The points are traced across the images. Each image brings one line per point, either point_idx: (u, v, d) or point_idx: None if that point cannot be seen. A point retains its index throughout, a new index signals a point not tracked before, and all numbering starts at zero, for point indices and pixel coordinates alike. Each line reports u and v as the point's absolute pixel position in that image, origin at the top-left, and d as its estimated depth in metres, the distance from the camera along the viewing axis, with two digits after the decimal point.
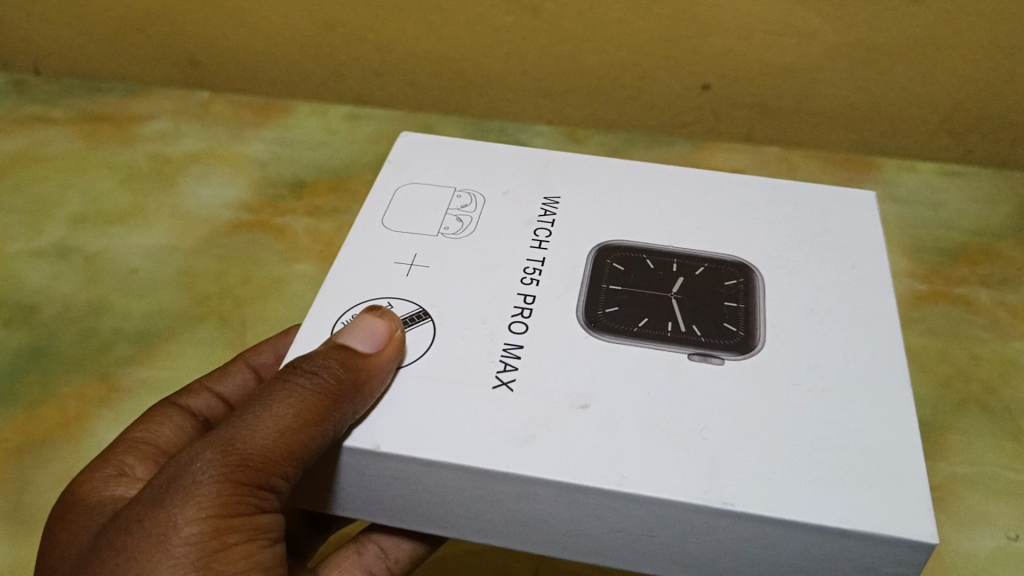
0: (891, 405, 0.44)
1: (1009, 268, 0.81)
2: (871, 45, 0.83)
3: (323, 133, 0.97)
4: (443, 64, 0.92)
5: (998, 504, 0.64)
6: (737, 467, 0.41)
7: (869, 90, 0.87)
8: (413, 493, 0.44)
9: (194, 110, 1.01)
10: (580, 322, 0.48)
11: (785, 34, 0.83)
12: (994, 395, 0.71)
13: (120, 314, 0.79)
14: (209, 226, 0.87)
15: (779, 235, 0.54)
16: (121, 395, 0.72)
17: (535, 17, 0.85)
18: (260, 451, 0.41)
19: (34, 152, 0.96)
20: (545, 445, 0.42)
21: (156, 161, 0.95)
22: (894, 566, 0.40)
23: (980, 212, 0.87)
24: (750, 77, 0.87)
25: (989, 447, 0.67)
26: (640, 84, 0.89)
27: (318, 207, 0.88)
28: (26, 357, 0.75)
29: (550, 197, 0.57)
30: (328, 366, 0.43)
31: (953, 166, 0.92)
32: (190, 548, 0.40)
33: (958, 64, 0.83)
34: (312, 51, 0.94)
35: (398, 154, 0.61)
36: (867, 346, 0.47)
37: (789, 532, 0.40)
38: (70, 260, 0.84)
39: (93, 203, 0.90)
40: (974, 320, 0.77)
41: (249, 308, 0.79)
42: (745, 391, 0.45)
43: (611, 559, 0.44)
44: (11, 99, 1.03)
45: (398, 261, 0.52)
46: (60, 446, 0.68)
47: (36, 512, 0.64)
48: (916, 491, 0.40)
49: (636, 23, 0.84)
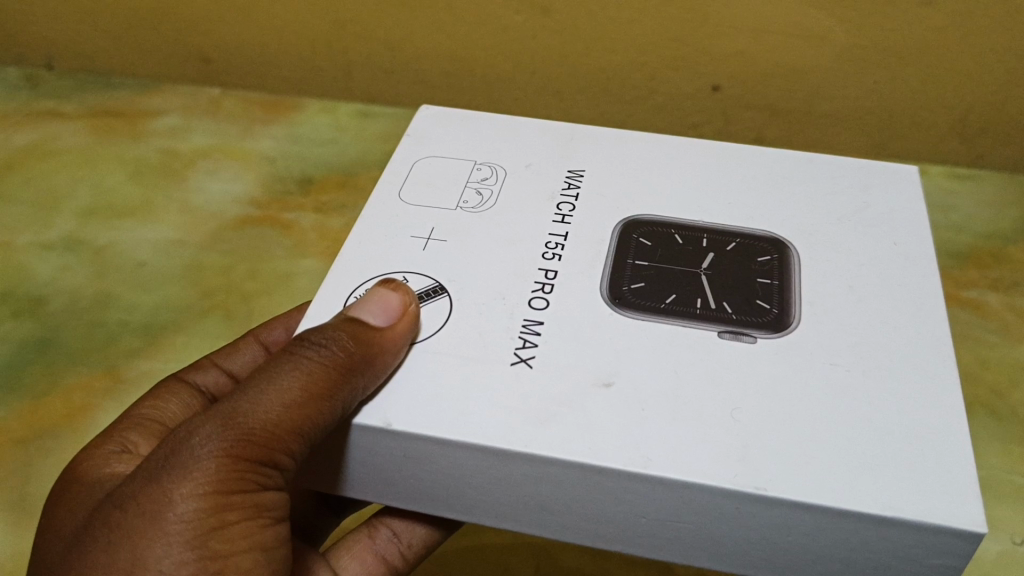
0: (937, 385, 0.42)
1: (1020, 272, 0.77)
2: (886, 49, 0.79)
3: (332, 131, 0.94)
4: (443, 61, 0.89)
5: (1007, 510, 0.62)
6: (772, 451, 0.39)
7: (883, 96, 0.83)
8: (428, 473, 0.42)
9: (205, 106, 0.98)
10: (604, 299, 0.46)
11: (795, 35, 0.79)
12: (1002, 398, 0.68)
13: (128, 308, 0.77)
14: (217, 222, 0.85)
15: (816, 210, 0.51)
16: (126, 388, 0.70)
17: (544, 16, 0.82)
18: (263, 426, 0.39)
19: (45, 147, 0.94)
20: (566, 423, 0.40)
21: (166, 155, 0.93)
22: (938, 558, 0.38)
23: (990, 216, 0.83)
24: (765, 78, 0.83)
25: (995, 451, 0.64)
26: (651, 86, 0.85)
27: (326, 204, 0.86)
28: (31, 348, 0.73)
29: (575, 171, 0.55)
30: (337, 339, 0.41)
31: (964, 170, 0.87)
32: (187, 527, 0.38)
33: (974, 68, 0.79)
34: (318, 48, 0.92)
35: (418, 127, 0.59)
36: (910, 324, 0.45)
37: (823, 519, 0.38)
38: (78, 253, 0.82)
39: (102, 196, 0.88)
40: (983, 323, 0.74)
41: (255, 303, 0.77)
42: (781, 371, 0.42)
43: (635, 547, 0.42)
44: (22, 94, 1.01)
45: (415, 234, 0.50)
46: (63, 437, 0.67)
47: (36, 503, 0.63)
48: (962, 478, 0.38)
49: (646, 23, 0.80)
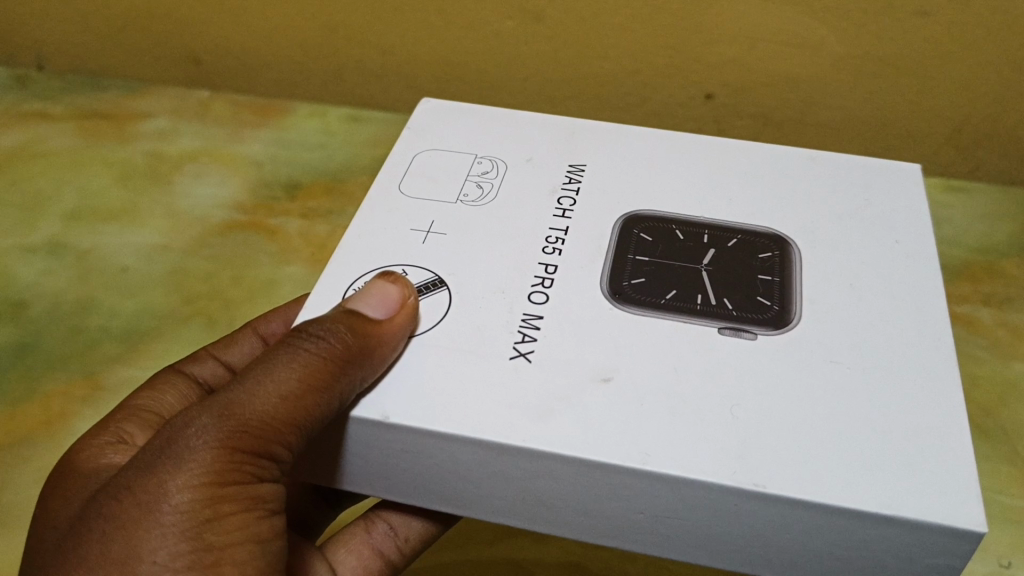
0: (938, 384, 0.41)
1: (1014, 287, 0.77)
2: (882, 62, 0.77)
3: (322, 135, 0.94)
4: (433, 65, 0.88)
5: (995, 530, 0.61)
6: (771, 448, 0.39)
7: (878, 107, 0.81)
8: (426, 467, 0.42)
9: (194, 108, 0.98)
10: (604, 294, 0.46)
11: (790, 44, 0.78)
12: (991, 417, 0.68)
13: (109, 313, 0.76)
14: (202, 227, 0.84)
15: (817, 208, 0.51)
16: (105, 395, 0.70)
17: (537, 22, 0.81)
18: (259, 417, 0.39)
19: (31, 148, 0.94)
20: (564, 419, 0.40)
21: (154, 158, 0.92)
22: (937, 558, 0.38)
23: (985, 230, 0.82)
24: (759, 87, 0.81)
25: (984, 472, 0.64)
26: (644, 95, 0.84)
27: (313, 209, 0.86)
28: (11, 353, 0.73)
29: (576, 165, 0.55)
30: (335, 331, 0.41)
31: (959, 182, 0.86)
32: (182, 518, 0.37)
33: (970, 81, 0.78)
34: (309, 51, 0.91)
35: (418, 120, 0.59)
36: (913, 323, 0.44)
37: (823, 517, 0.37)
38: (62, 257, 0.82)
39: (88, 199, 0.88)
40: (974, 339, 0.73)
41: (238, 309, 0.76)
42: (781, 368, 0.42)
43: (632, 544, 0.42)
44: (11, 94, 1.01)
45: (415, 227, 0.50)
46: (41, 445, 0.66)
47: (13, 511, 0.63)
48: (961, 477, 0.38)
49: (638, 31, 0.79)
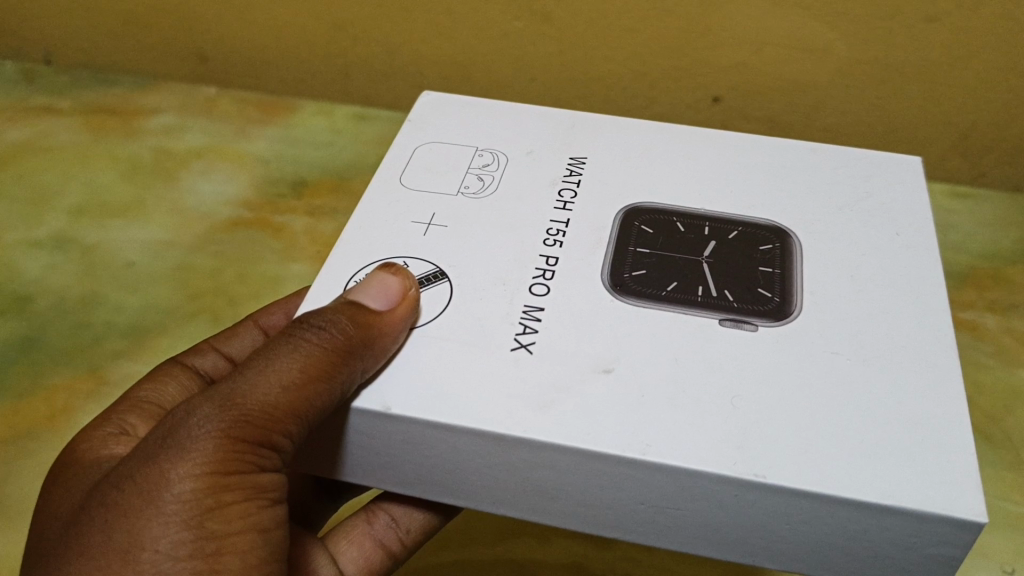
0: (937, 374, 0.42)
1: (1018, 294, 0.77)
2: (889, 66, 0.77)
3: (328, 133, 0.94)
4: (440, 66, 0.88)
5: (998, 538, 0.61)
6: (771, 439, 0.39)
7: (886, 111, 0.81)
8: (427, 457, 0.42)
9: (201, 105, 0.98)
10: (604, 285, 0.46)
11: (798, 47, 0.77)
12: (995, 423, 0.67)
13: (115, 309, 0.77)
14: (208, 223, 0.84)
15: (817, 200, 0.51)
16: (109, 390, 0.70)
17: (544, 23, 0.81)
18: (261, 407, 0.39)
19: (37, 143, 0.94)
20: (565, 410, 0.40)
21: (159, 154, 0.92)
22: (936, 548, 0.38)
23: (991, 236, 0.82)
24: (766, 88, 0.81)
25: (988, 479, 0.64)
26: (650, 96, 0.84)
27: (318, 207, 0.86)
28: (17, 347, 0.73)
29: (577, 158, 0.55)
30: (336, 322, 0.41)
31: (965, 188, 0.86)
32: (184, 507, 0.37)
33: (978, 86, 0.77)
34: (317, 50, 0.91)
35: (418, 113, 0.59)
36: (913, 314, 0.44)
37: (823, 507, 0.37)
38: (68, 251, 0.82)
39: (93, 194, 0.88)
40: (979, 346, 0.73)
41: (243, 307, 0.76)
42: (781, 359, 0.42)
43: (633, 535, 0.42)
44: (18, 89, 1.01)
45: (416, 220, 0.50)
46: (46, 439, 0.67)
47: (19, 506, 0.63)
48: (961, 467, 0.38)
49: (645, 32, 0.79)
